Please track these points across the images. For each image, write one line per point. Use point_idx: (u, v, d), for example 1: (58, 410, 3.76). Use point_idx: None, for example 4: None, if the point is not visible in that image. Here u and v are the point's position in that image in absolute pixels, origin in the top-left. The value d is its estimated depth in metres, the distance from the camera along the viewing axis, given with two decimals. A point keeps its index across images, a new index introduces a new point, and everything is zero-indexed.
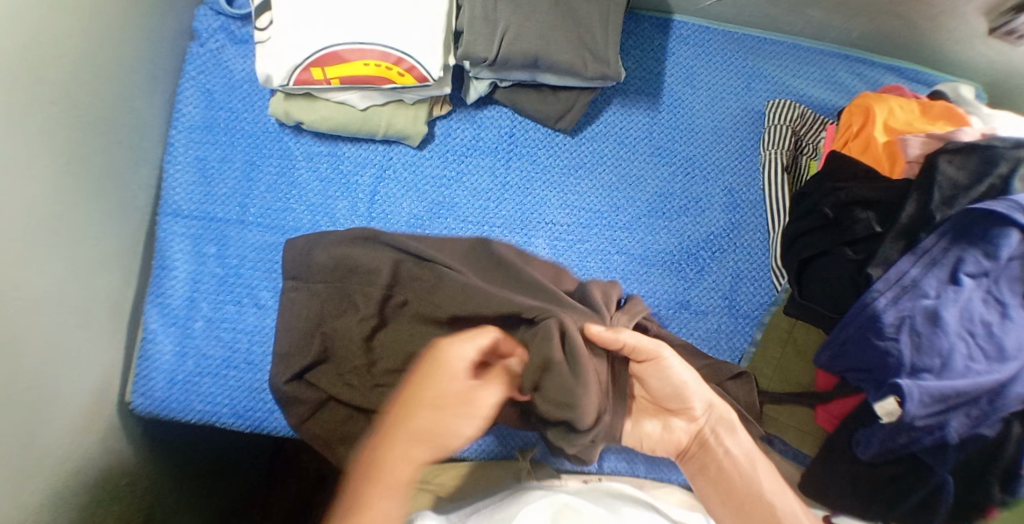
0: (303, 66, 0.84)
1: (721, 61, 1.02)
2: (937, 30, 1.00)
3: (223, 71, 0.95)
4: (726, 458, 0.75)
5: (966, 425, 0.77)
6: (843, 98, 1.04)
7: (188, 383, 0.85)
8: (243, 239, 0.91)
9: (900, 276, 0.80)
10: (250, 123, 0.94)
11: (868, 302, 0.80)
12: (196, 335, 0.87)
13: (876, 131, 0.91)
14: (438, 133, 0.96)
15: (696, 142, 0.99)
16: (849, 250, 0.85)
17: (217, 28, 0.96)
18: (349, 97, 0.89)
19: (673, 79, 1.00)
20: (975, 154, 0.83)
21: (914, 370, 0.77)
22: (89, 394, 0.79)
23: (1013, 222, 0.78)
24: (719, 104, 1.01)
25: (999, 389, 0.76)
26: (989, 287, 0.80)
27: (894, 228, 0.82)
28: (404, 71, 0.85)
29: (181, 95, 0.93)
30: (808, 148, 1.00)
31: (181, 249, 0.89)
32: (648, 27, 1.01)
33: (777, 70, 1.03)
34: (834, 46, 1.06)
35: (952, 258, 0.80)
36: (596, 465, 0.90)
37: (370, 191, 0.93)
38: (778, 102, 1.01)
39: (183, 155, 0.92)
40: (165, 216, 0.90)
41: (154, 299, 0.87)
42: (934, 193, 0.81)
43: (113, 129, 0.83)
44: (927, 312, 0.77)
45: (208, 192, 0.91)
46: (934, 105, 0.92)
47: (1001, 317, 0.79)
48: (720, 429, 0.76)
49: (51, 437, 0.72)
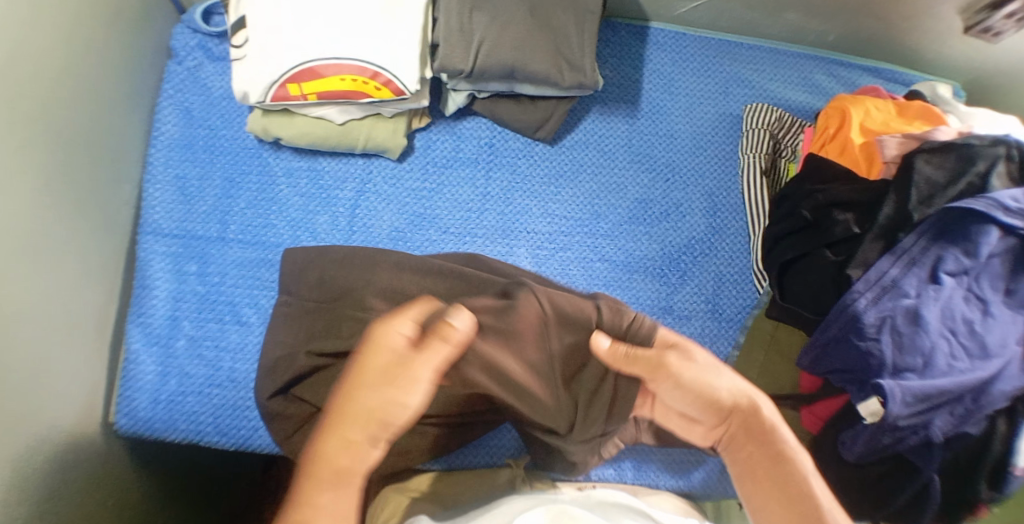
0: (280, 82, 0.85)
1: (699, 67, 1.03)
2: (912, 30, 1.01)
3: (202, 89, 0.95)
4: (756, 456, 0.68)
5: (951, 423, 0.77)
6: (821, 100, 1.04)
7: (172, 402, 0.85)
8: (225, 256, 0.90)
9: (880, 276, 0.80)
10: (229, 140, 0.94)
11: (849, 303, 0.80)
12: (178, 353, 0.87)
13: (853, 132, 0.91)
14: (417, 145, 0.96)
15: (675, 148, 1.00)
16: (828, 252, 0.85)
17: (195, 46, 0.96)
18: (327, 112, 0.89)
19: (651, 86, 1.01)
20: (951, 153, 0.83)
21: (896, 369, 0.77)
22: (74, 414, 0.79)
23: (992, 220, 0.78)
24: (697, 109, 1.01)
25: (981, 387, 0.77)
26: (970, 285, 0.80)
27: (872, 228, 0.82)
28: (381, 85, 0.85)
29: (160, 114, 0.94)
30: (787, 150, 1.01)
31: (163, 268, 0.89)
32: (625, 35, 1.02)
33: (755, 74, 1.04)
34: (811, 48, 1.07)
35: (932, 257, 0.80)
36: (585, 472, 0.90)
37: (351, 205, 0.93)
38: (756, 105, 1.01)
39: (164, 174, 0.92)
40: (145, 235, 0.90)
41: (136, 319, 0.87)
42: (912, 193, 0.81)
43: (92, 148, 0.83)
44: (908, 312, 0.78)
45: (189, 210, 0.91)
46: (911, 105, 0.93)
47: (983, 314, 0.79)
48: (754, 426, 0.69)
49: (37, 460, 0.72)
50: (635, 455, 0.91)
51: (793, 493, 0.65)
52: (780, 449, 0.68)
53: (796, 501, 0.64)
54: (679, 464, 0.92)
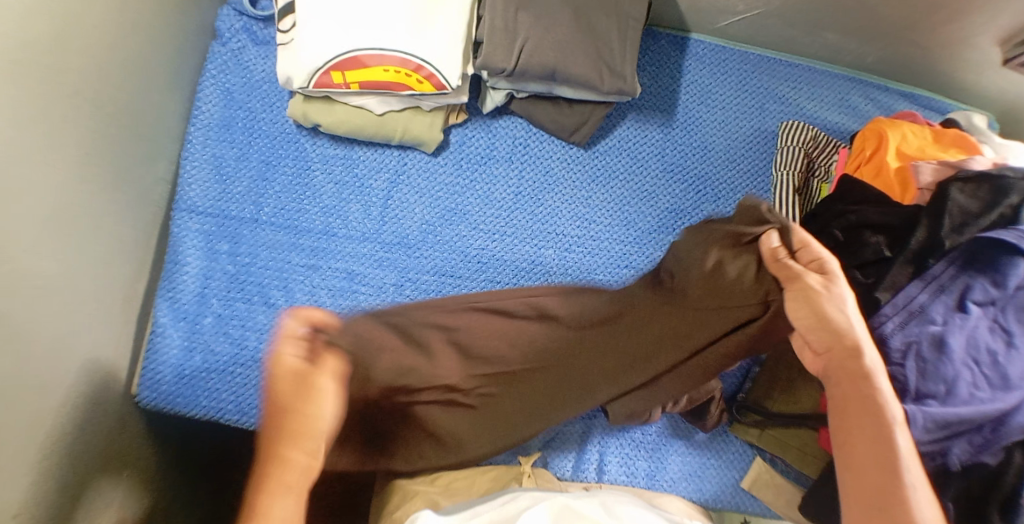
0: (323, 69, 0.85)
1: (736, 81, 1.03)
2: (950, 58, 1.01)
3: (244, 71, 0.96)
4: (847, 398, 0.66)
5: (969, 452, 0.78)
6: (856, 122, 1.05)
7: (195, 378, 0.86)
8: (256, 237, 0.91)
9: (908, 301, 0.81)
10: (268, 123, 0.95)
11: (876, 326, 0.81)
12: (204, 330, 0.87)
13: (888, 155, 0.91)
14: (452, 140, 0.97)
15: (709, 160, 1.00)
16: (858, 273, 0.86)
17: (240, 28, 0.97)
18: (367, 102, 0.90)
19: (688, 97, 1.01)
20: (986, 183, 0.84)
21: (919, 395, 0.77)
22: (95, 385, 0.79)
23: (1020, 251, 0.79)
24: (732, 122, 1.02)
25: (1000, 417, 0.76)
26: (996, 315, 0.80)
27: (903, 253, 0.83)
28: (423, 79, 0.86)
29: (200, 93, 0.94)
30: (821, 170, 1.01)
31: (194, 245, 0.89)
32: (665, 45, 1.03)
33: (792, 91, 1.04)
34: (849, 70, 1.07)
35: (960, 285, 0.80)
36: (598, 475, 0.91)
37: (383, 196, 0.94)
38: (791, 123, 1.01)
39: (201, 153, 0.92)
40: (179, 211, 0.90)
41: (165, 293, 0.88)
42: (946, 221, 0.82)
43: (132, 119, 0.84)
44: (933, 338, 0.78)
45: (223, 189, 0.92)
46: (947, 132, 0.93)
47: (1007, 346, 0.79)
48: (853, 368, 0.66)
49: (56, 428, 0.72)
50: (650, 458, 0.92)
51: (858, 441, 0.63)
52: (871, 396, 0.65)
53: (876, 444, 0.63)
54: (692, 474, 0.92)
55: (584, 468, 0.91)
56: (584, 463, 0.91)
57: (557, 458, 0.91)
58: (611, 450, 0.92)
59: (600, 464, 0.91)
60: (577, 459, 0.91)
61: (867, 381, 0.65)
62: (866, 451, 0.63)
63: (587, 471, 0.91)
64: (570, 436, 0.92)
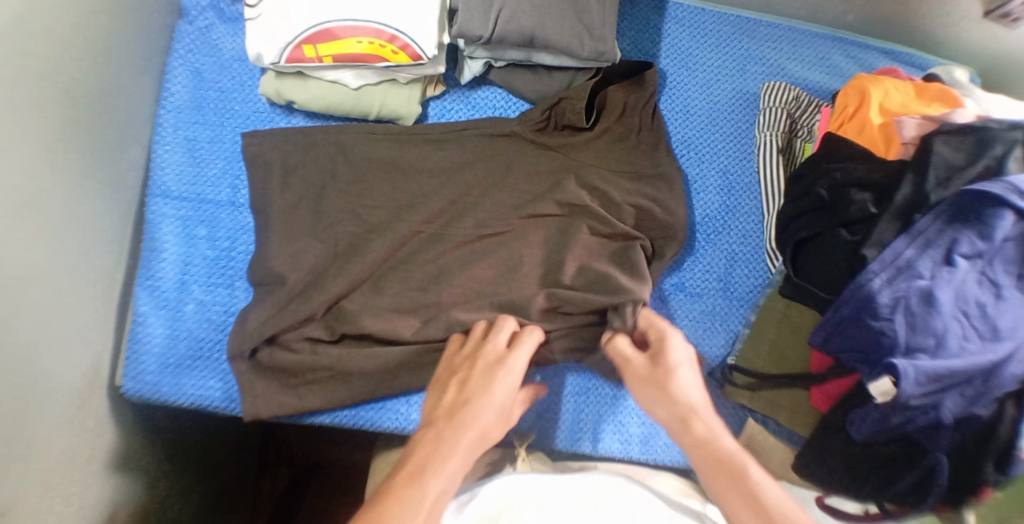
0: (295, 43, 0.83)
1: (716, 43, 1.02)
2: (930, 14, 1.01)
3: (213, 50, 0.94)
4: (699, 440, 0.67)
5: (961, 404, 0.76)
6: (838, 81, 1.04)
7: (180, 366, 0.83)
8: (234, 220, 0.89)
9: (896, 257, 0.80)
10: (241, 103, 0.93)
11: (864, 282, 0.79)
12: (186, 317, 0.85)
13: (871, 112, 0.90)
14: (431, 113, 0.95)
15: (691, 124, 0.99)
16: (844, 231, 0.85)
17: (207, 6, 0.95)
18: (342, 76, 0.88)
19: (668, 61, 1.00)
20: (969, 135, 0.83)
21: (909, 349, 0.76)
22: (76, 378, 0.77)
23: (1007, 204, 0.77)
24: (713, 85, 1.01)
25: (991, 369, 0.75)
26: (984, 268, 0.79)
27: (890, 209, 0.82)
28: (398, 49, 0.84)
29: (169, 74, 0.92)
30: (803, 130, 1.00)
31: (171, 231, 0.87)
32: (644, 8, 1.01)
33: (773, 52, 1.03)
34: (829, 29, 1.06)
35: (947, 239, 0.79)
36: (592, 445, 0.88)
37: None
38: (773, 84, 1.00)
39: (172, 136, 0.90)
40: (154, 197, 0.88)
41: (143, 281, 0.85)
42: (930, 174, 0.82)
43: (99, 101, 0.81)
44: (922, 292, 0.77)
45: (197, 173, 0.90)
46: (929, 87, 0.92)
47: (995, 298, 0.78)
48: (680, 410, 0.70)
49: (40, 422, 0.70)
50: (643, 426, 0.90)
51: (723, 473, 0.64)
52: (698, 432, 0.68)
53: (744, 492, 0.61)
54: None
55: (578, 439, 0.88)
56: (578, 434, 0.89)
57: (549, 430, 0.88)
58: (605, 420, 0.89)
59: (594, 434, 0.89)
60: (571, 431, 0.88)
61: (702, 429, 0.68)
62: (740, 484, 0.62)
63: (581, 441, 0.89)
64: (563, 406, 0.89)
